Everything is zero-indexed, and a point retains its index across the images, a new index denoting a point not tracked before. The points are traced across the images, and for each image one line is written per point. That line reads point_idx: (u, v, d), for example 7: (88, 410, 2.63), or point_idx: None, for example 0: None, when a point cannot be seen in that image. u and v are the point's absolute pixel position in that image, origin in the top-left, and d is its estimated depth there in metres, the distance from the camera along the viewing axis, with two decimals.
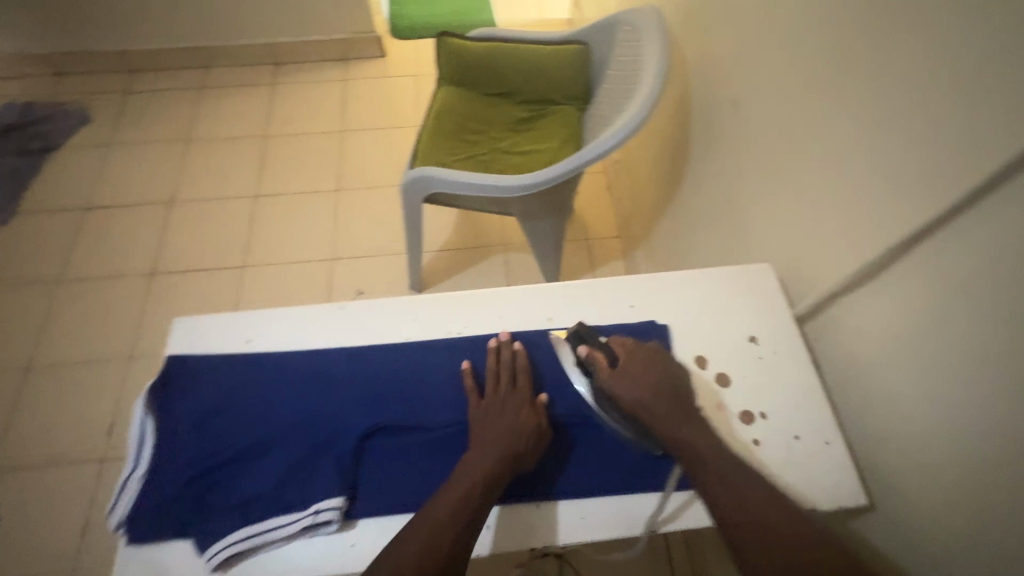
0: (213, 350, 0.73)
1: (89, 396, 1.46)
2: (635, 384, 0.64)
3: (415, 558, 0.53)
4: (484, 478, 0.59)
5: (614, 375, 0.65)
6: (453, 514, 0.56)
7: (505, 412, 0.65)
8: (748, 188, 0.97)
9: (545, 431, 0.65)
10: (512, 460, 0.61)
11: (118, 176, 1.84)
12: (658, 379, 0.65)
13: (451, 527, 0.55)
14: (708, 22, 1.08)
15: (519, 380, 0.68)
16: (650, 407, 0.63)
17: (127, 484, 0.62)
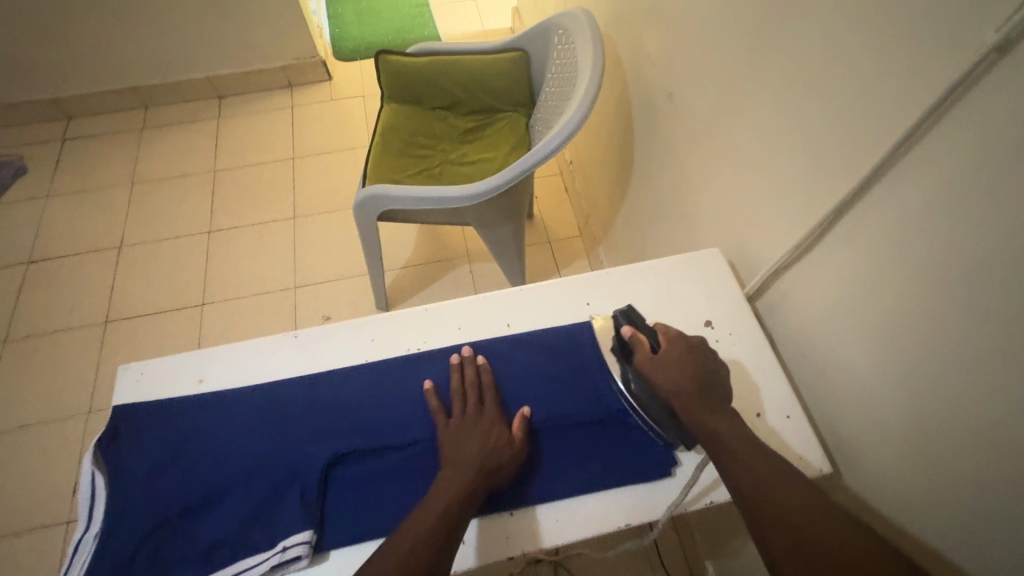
0: (162, 396, 0.67)
1: (50, 456, 1.39)
2: (674, 369, 0.63)
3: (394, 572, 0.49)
4: (462, 493, 0.56)
5: (654, 360, 0.64)
6: (432, 528, 0.52)
7: (477, 425, 0.62)
8: (692, 177, 0.99)
9: (519, 444, 0.62)
10: (485, 475, 0.58)
11: (61, 227, 1.78)
12: (695, 367, 0.63)
13: (431, 543, 0.51)
14: (637, 19, 1.11)
15: (490, 395, 0.66)
16: (684, 395, 0.61)
17: (79, 547, 0.58)
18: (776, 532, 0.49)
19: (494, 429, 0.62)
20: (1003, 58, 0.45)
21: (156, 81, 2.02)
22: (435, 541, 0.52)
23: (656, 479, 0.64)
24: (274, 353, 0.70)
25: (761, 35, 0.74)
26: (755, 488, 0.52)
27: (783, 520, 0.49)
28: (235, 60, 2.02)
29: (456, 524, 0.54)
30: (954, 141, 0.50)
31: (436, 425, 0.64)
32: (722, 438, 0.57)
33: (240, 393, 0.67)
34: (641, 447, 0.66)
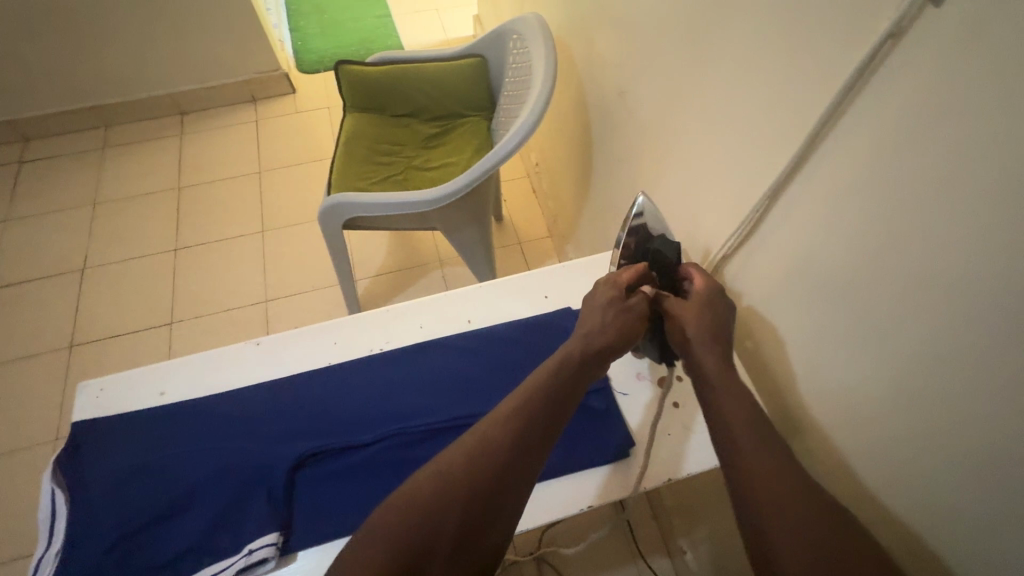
0: (123, 410, 0.67)
1: (15, 487, 1.36)
2: (704, 320, 0.64)
3: (466, 458, 0.51)
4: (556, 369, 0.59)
5: (691, 306, 0.65)
6: (501, 427, 0.54)
7: (600, 294, 0.66)
8: (647, 171, 1.02)
9: (638, 311, 0.65)
10: (593, 343, 0.62)
11: (21, 251, 1.73)
12: (715, 320, 0.64)
13: (499, 436, 0.53)
14: (588, 22, 1.14)
15: (624, 271, 0.69)
16: (703, 344, 0.62)
17: (40, 564, 0.57)
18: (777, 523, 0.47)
19: (615, 295, 0.65)
20: (899, 43, 0.48)
21: (115, 99, 1.99)
22: (507, 437, 0.53)
23: (612, 461, 0.69)
24: (238, 362, 0.71)
25: (697, 32, 0.78)
26: (764, 479, 0.50)
27: (787, 514, 0.47)
28: (197, 76, 2.01)
29: (539, 410, 0.55)
30: (864, 124, 0.53)
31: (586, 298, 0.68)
32: (735, 427, 0.54)
33: (202, 404, 0.67)
34: (596, 432, 0.71)
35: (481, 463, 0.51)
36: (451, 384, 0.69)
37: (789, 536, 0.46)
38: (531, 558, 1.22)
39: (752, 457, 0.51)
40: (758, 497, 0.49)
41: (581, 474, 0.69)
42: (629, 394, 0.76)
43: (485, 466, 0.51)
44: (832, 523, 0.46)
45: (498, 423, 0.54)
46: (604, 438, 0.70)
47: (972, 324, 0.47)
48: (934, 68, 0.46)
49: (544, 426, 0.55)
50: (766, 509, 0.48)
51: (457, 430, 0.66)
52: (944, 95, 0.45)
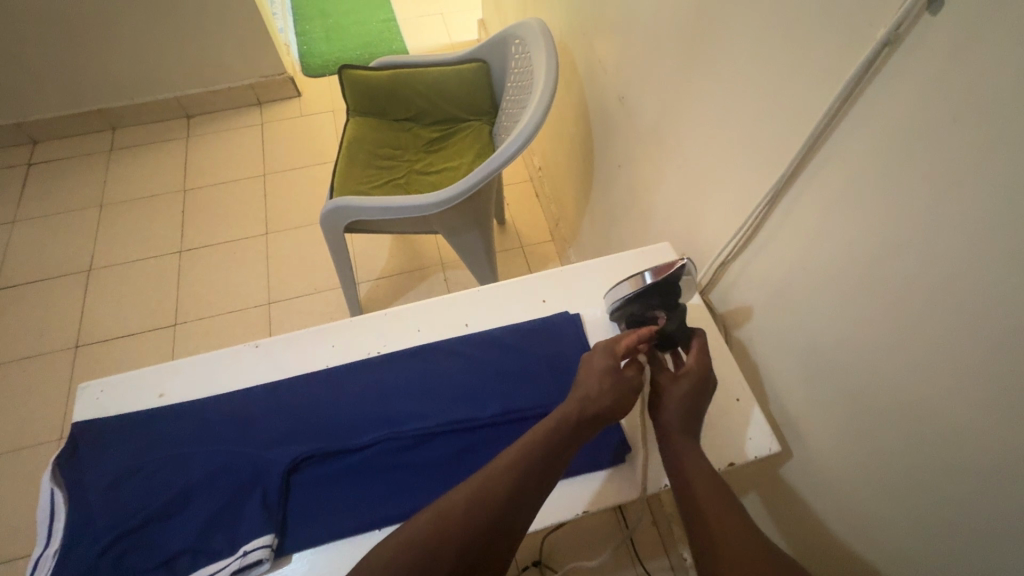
0: (121, 410, 0.67)
1: (21, 485, 1.37)
2: (682, 404, 0.63)
3: (466, 502, 0.52)
4: (554, 428, 0.58)
5: (675, 389, 0.64)
6: (500, 476, 0.54)
7: (600, 357, 0.64)
8: (647, 175, 1.02)
9: (632, 380, 0.62)
10: (592, 404, 0.60)
11: (28, 252, 1.76)
12: (694, 405, 0.64)
13: (499, 487, 0.53)
14: (589, 28, 1.15)
15: (626, 335, 0.65)
16: (678, 426, 0.62)
17: (38, 563, 0.57)
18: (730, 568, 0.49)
19: (613, 363, 0.63)
20: (895, 51, 0.48)
21: (122, 102, 2.01)
22: (503, 489, 0.53)
23: (609, 466, 0.69)
24: (236, 363, 0.71)
25: (696, 37, 0.78)
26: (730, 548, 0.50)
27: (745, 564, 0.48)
28: (203, 79, 2.03)
29: (537, 463, 0.55)
30: (862, 130, 0.53)
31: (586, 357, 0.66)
32: (695, 480, 0.57)
33: (200, 404, 0.67)
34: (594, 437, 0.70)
35: (480, 508, 0.52)
36: (446, 389, 0.69)
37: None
38: (534, 565, 1.22)
39: (708, 503, 0.55)
40: (713, 540, 0.52)
41: (575, 479, 0.68)
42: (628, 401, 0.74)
43: (484, 511, 0.51)
44: (785, 560, 0.48)
45: (498, 471, 0.54)
46: (598, 446, 0.70)
47: (972, 332, 0.46)
48: (931, 76, 0.46)
49: (540, 482, 0.55)
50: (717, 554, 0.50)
51: (453, 435, 0.66)
52: (940, 103, 0.45)
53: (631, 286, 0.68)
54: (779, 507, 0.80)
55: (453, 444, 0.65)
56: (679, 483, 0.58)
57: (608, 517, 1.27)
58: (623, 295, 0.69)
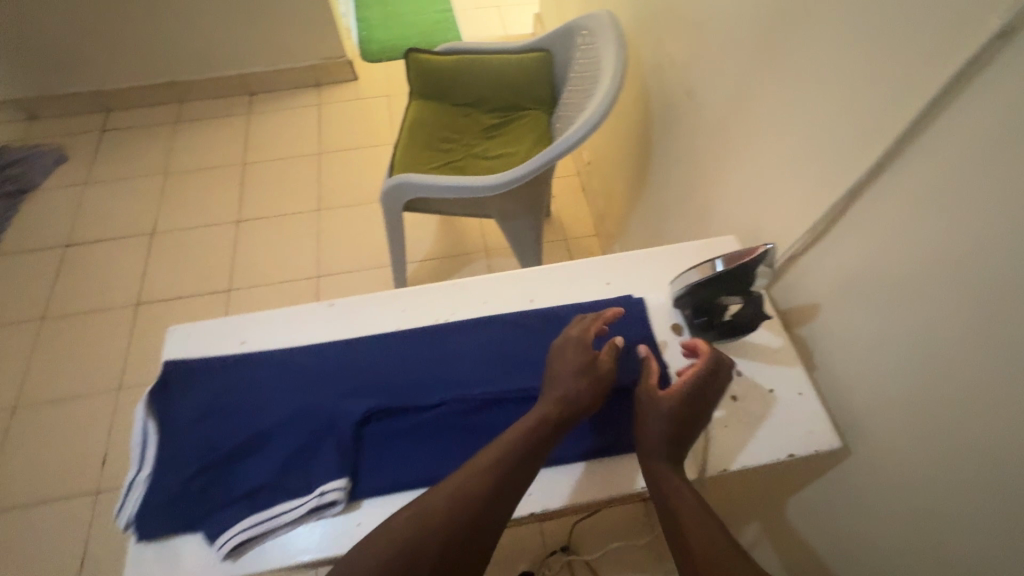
0: (207, 353, 0.72)
1: (80, 430, 1.45)
2: (665, 414, 0.63)
3: (449, 499, 0.54)
4: (528, 429, 0.60)
5: (659, 397, 0.64)
6: (479, 478, 0.56)
7: (570, 352, 0.65)
8: (709, 171, 1.02)
9: (606, 373, 0.64)
10: (567, 402, 0.62)
11: (98, 212, 1.85)
12: (677, 414, 0.62)
13: (475, 489, 0.55)
14: (658, 22, 1.15)
15: (597, 327, 0.68)
16: (659, 436, 0.62)
17: (133, 485, 0.62)
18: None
19: (586, 362, 0.64)
20: (1008, 45, 0.48)
21: (191, 76, 2.10)
22: (481, 492, 0.55)
23: None
24: (313, 319, 0.75)
25: (779, 31, 0.78)
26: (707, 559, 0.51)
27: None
28: (267, 59, 2.10)
29: (514, 462, 0.58)
30: (961, 124, 0.52)
31: (560, 351, 0.66)
32: (673, 494, 0.58)
33: (281, 353, 0.71)
34: None
35: (462, 504, 0.54)
36: (511, 358, 0.71)
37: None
38: (561, 552, 1.27)
39: (686, 517, 0.56)
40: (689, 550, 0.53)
41: (635, 456, 0.67)
42: None
43: (465, 509, 0.54)
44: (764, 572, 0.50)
45: (479, 471, 0.56)
46: None
47: None
48: None
49: (518, 482, 0.57)
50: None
51: (517, 402, 0.68)
52: None
53: (700, 273, 0.70)
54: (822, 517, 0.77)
55: (516, 412, 0.67)
56: (658, 494, 0.59)
57: (638, 509, 1.31)
58: (691, 281, 0.70)
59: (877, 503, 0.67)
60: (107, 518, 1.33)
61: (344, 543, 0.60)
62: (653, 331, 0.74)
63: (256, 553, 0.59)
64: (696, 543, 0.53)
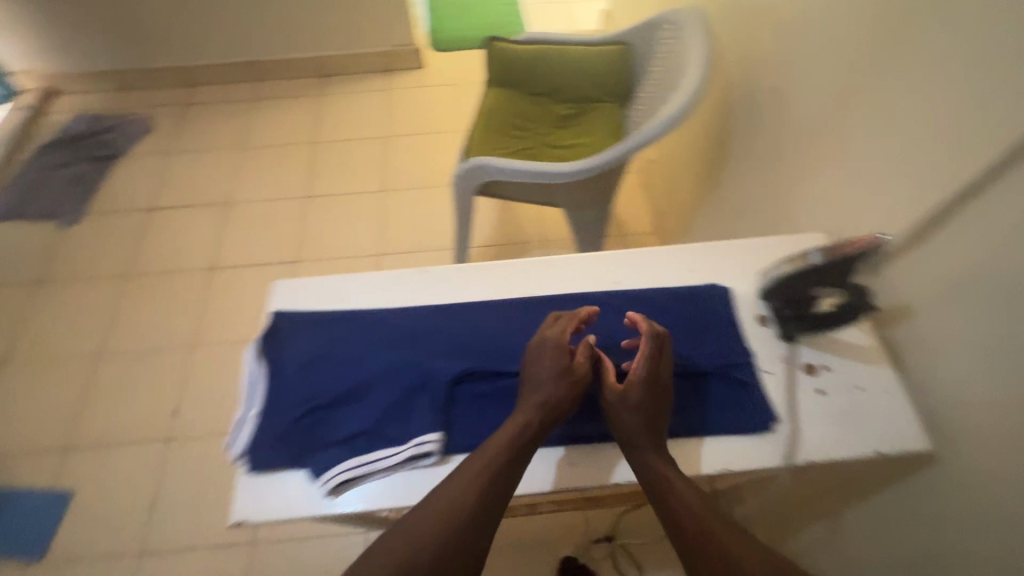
0: (309, 308, 0.76)
1: (155, 381, 1.54)
2: (638, 412, 0.62)
3: (439, 515, 0.54)
4: (512, 435, 0.60)
5: (626, 395, 0.63)
6: (466, 491, 0.56)
7: (546, 355, 0.65)
8: (793, 170, 1.01)
9: (583, 375, 0.65)
10: (546, 405, 0.62)
11: (179, 180, 1.97)
12: (650, 410, 0.62)
13: (467, 497, 0.55)
14: (745, 18, 1.13)
15: (565, 330, 0.67)
16: (638, 435, 0.61)
17: (243, 421, 0.67)
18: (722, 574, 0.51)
19: (561, 367, 0.64)
20: None
21: (269, 56, 2.20)
22: (472, 495, 0.56)
23: (757, 431, 0.66)
24: (406, 284, 0.78)
25: (887, 29, 0.77)
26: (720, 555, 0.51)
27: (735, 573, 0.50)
28: (341, 43, 2.18)
29: (502, 466, 0.58)
30: None
31: (530, 355, 0.67)
32: (667, 492, 0.57)
33: (377, 313, 0.75)
34: (743, 399, 0.68)
35: (452, 520, 0.54)
36: (598, 334, 0.73)
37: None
38: (605, 541, 1.28)
39: (686, 516, 0.55)
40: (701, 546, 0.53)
41: (721, 438, 0.66)
42: (772, 372, 0.71)
43: (456, 523, 0.54)
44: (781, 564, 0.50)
45: (467, 484, 0.56)
46: (747, 408, 0.67)
47: None
48: None
49: (505, 485, 0.57)
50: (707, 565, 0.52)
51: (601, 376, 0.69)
52: None
53: (790, 264, 0.69)
54: (888, 526, 0.76)
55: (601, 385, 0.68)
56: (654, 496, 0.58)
57: None
58: (779, 273, 0.71)
59: (955, 515, 0.66)
60: (176, 465, 1.41)
61: None
62: (738, 319, 0.74)
63: (353, 494, 0.63)
64: (693, 528, 0.54)
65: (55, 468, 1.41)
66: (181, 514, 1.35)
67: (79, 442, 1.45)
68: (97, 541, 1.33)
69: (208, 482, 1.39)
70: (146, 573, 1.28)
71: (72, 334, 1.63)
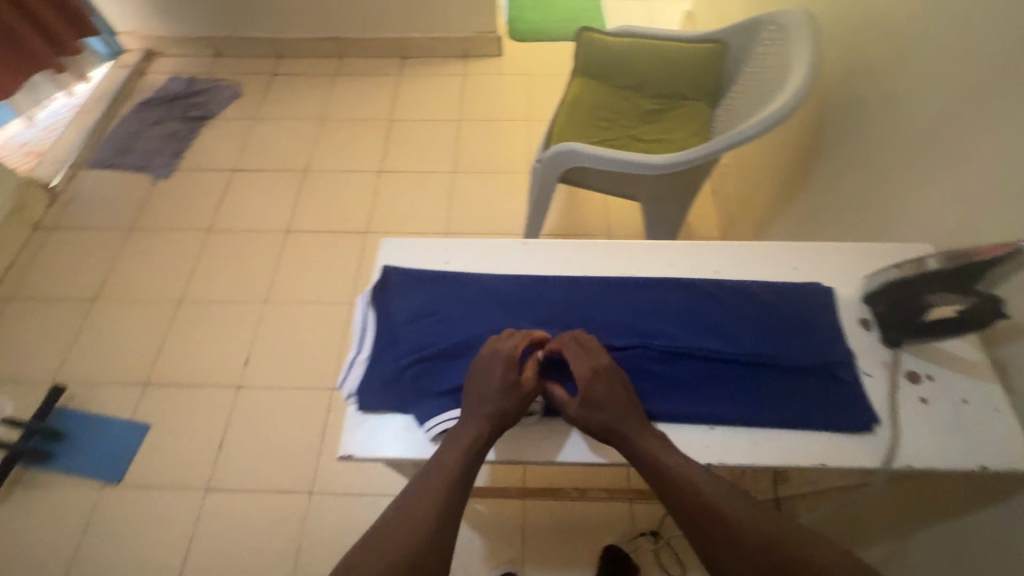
0: (416, 266, 0.80)
1: (229, 330, 1.63)
2: (605, 414, 0.63)
3: (404, 535, 0.56)
4: (469, 447, 0.62)
5: (586, 406, 0.64)
6: (426, 508, 0.58)
7: (495, 369, 0.65)
8: (897, 181, 0.99)
9: (531, 390, 0.65)
10: (496, 417, 0.63)
11: (262, 145, 2.06)
12: (616, 409, 0.64)
13: (436, 502, 0.58)
14: (856, 24, 1.11)
15: (509, 345, 0.67)
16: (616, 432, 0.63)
17: (356, 363, 0.71)
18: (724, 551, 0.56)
19: (508, 384, 0.64)
20: None
21: (355, 34, 2.27)
22: (441, 499, 0.59)
23: (858, 432, 0.66)
24: (510, 253, 0.81)
25: None
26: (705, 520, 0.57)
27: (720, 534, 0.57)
28: (425, 26, 2.23)
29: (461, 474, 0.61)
30: None
31: (476, 368, 0.66)
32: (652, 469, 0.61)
33: (482, 277, 0.78)
34: (845, 399, 0.67)
35: (417, 537, 0.56)
36: (697, 319, 0.74)
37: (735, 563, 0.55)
38: (650, 535, 1.28)
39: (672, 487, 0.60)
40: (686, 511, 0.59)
41: (821, 434, 0.66)
42: (874, 376, 0.70)
43: (421, 539, 0.56)
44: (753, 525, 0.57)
45: (426, 501, 0.59)
46: (849, 408, 0.67)
47: None
48: None
49: (466, 491, 0.61)
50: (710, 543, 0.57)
51: (700, 360, 0.70)
52: None
53: (905, 271, 0.68)
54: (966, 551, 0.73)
55: (699, 368, 0.70)
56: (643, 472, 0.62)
57: None
58: (891, 277, 0.70)
59: None
60: (244, 411, 1.49)
61: (536, 450, 0.67)
62: (840, 321, 0.74)
63: None
64: (676, 500, 0.59)
65: (136, 401, 1.51)
66: (245, 457, 1.43)
67: (158, 379, 1.55)
68: (168, 472, 1.41)
69: (273, 429, 1.46)
70: (211, 507, 1.37)
71: (157, 279, 1.73)
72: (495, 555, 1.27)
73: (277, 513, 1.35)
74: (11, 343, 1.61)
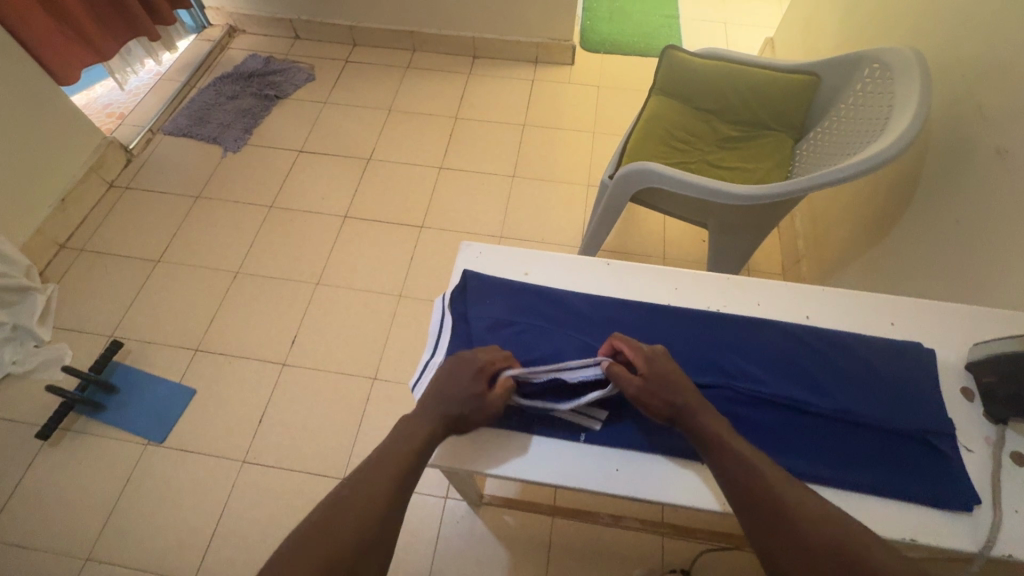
0: (496, 275, 0.79)
1: (279, 308, 1.66)
2: (674, 379, 0.64)
3: (351, 527, 0.52)
4: (416, 449, 0.60)
5: (652, 382, 0.64)
6: (368, 498, 0.55)
7: (462, 371, 0.64)
8: (1004, 240, 0.92)
9: (491, 404, 0.63)
10: (448, 417, 0.63)
11: (330, 129, 2.10)
12: (676, 375, 0.65)
13: (381, 511, 0.54)
14: (977, 69, 1.03)
15: (486, 355, 0.67)
16: (691, 396, 0.63)
17: (429, 366, 0.71)
18: (778, 527, 0.53)
19: (472, 387, 0.63)
20: None
21: (431, 30, 2.29)
22: (383, 508, 0.55)
23: (959, 511, 0.61)
24: (591, 273, 0.80)
25: None
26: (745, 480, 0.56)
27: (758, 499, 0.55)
28: (500, 28, 2.23)
29: (403, 483, 0.58)
30: None
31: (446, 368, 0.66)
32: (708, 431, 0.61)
33: (563, 294, 0.77)
34: (948, 472, 0.63)
35: (356, 527, 0.53)
36: (786, 366, 0.70)
37: (792, 541, 0.51)
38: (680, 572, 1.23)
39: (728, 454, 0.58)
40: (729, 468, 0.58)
41: (914, 506, 0.62)
42: (974, 452, 0.65)
43: (362, 529, 0.53)
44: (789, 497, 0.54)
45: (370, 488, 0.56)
46: (951, 483, 0.62)
47: None
48: None
49: None
50: (762, 524, 0.54)
51: (787, 411, 0.67)
52: None
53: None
54: None
55: (785, 419, 0.66)
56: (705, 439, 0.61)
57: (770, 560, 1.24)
58: (1004, 347, 0.65)
59: None
60: (287, 390, 1.52)
61: (606, 484, 0.66)
62: (941, 388, 0.69)
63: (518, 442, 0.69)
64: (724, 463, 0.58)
65: (185, 366, 1.56)
66: (282, 435, 1.45)
67: (208, 346, 1.59)
68: (207, 441, 1.44)
69: (312, 412, 1.48)
70: (244, 478, 1.39)
71: (217, 249, 1.78)
72: (519, 569, 1.25)
73: (308, 495, 1.36)
74: (77, 295, 1.67)
